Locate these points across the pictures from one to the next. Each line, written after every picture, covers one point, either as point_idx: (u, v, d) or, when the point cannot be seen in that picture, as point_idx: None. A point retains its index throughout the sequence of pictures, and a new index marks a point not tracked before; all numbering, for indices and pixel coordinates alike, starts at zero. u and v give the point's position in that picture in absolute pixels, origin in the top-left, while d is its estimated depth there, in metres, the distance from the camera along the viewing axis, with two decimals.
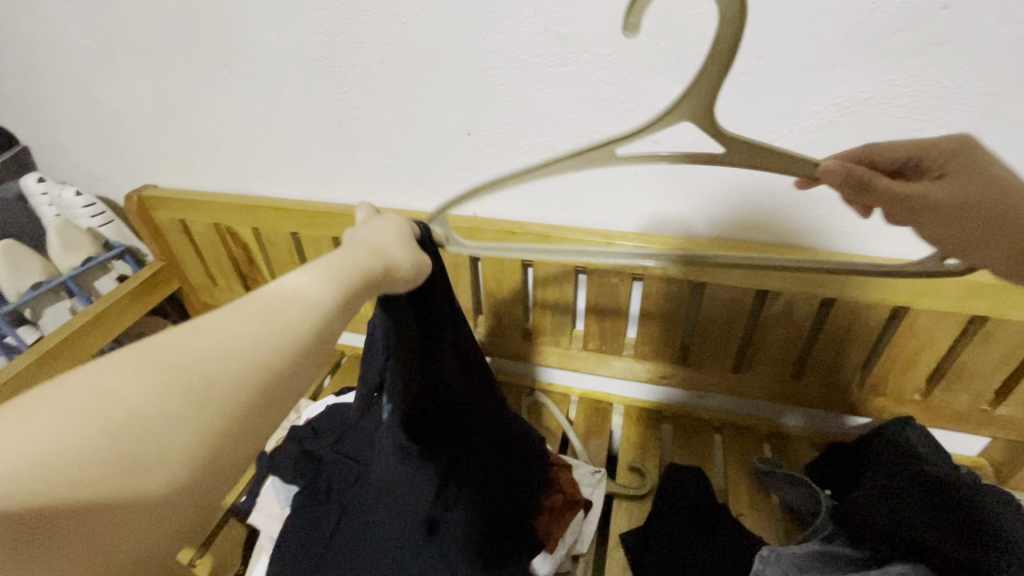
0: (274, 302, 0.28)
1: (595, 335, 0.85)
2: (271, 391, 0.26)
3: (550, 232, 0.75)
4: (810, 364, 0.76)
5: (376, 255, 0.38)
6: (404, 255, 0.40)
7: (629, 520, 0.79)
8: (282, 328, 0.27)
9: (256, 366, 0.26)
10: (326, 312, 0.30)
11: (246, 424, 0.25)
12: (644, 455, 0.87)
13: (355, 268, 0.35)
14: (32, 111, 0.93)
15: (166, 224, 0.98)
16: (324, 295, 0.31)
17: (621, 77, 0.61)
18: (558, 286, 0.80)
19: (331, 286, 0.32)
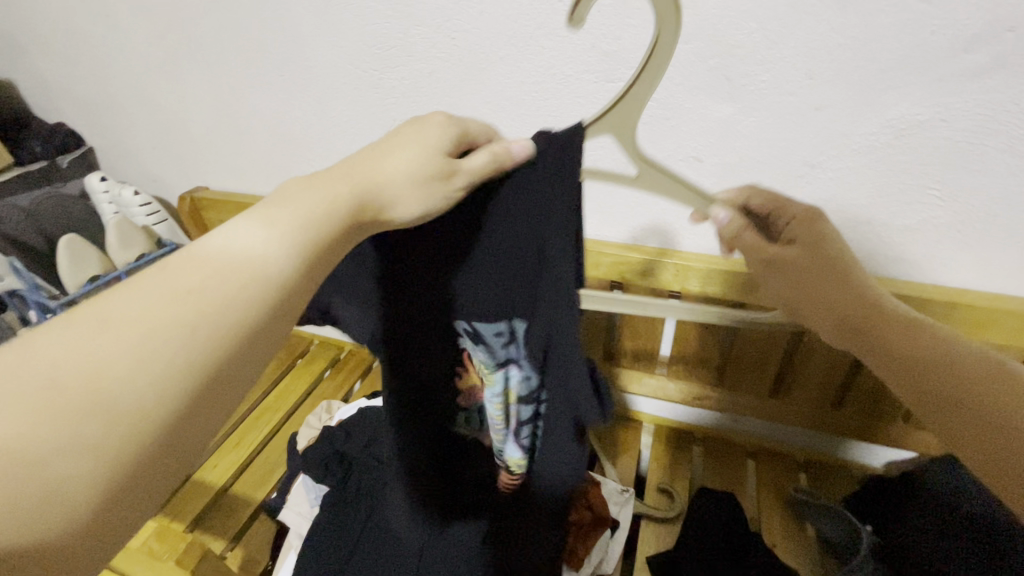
0: (206, 278, 0.29)
1: (628, 351, 0.84)
2: (204, 385, 0.27)
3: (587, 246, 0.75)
4: (853, 392, 0.73)
5: (361, 197, 0.35)
6: (401, 192, 0.36)
7: (656, 542, 0.78)
8: (210, 312, 0.28)
9: (180, 365, 0.27)
10: (272, 276, 0.30)
11: (172, 428, 0.26)
12: (674, 476, 0.85)
13: (327, 219, 0.33)
14: (100, 115, 0.99)
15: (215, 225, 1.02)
16: (276, 257, 0.31)
17: (666, 95, 0.61)
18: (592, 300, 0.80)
19: (286, 246, 0.31)
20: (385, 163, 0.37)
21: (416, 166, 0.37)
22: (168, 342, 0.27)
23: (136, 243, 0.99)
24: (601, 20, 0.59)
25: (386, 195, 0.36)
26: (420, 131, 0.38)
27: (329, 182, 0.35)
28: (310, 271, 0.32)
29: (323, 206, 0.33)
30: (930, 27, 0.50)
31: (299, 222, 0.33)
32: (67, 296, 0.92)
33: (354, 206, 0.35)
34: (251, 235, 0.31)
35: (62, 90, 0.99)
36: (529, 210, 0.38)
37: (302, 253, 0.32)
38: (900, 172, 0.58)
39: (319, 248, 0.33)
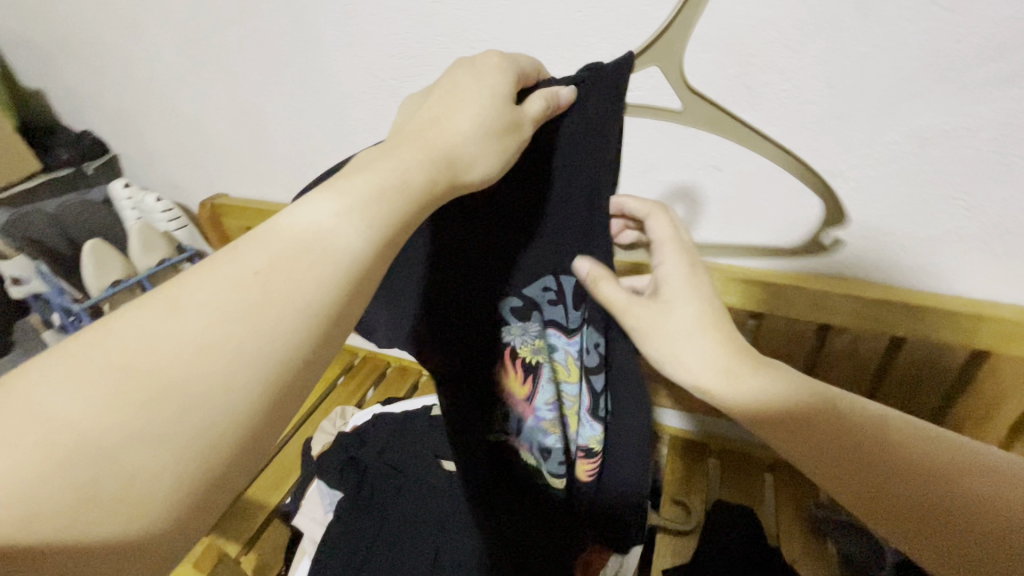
0: (273, 262, 0.28)
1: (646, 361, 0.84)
2: (270, 375, 0.27)
3: None
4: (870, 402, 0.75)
5: (439, 159, 0.34)
6: (477, 152, 0.35)
7: (672, 555, 0.77)
8: (275, 300, 0.27)
9: (245, 355, 0.26)
10: (340, 261, 0.29)
11: (249, 415, 0.26)
12: (690, 489, 0.84)
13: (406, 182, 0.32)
14: (126, 122, 1.02)
15: (234, 231, 1.04)
16: (345, 238, 0.30)
17: (685, 103, 0.61)
18: None
19: (357, 224, 0.30)
20: (453, 121, 0.36)
21: (486, 118, 0.35)
22: (239, 326, 0.27)
23: (157, 248, 1.01)
24: (621, 29, 0.59)
25: (465, 157, 0.35)
26: (483, 85, 0.37)
27: (408, 153, 0.33)
28: (384, 254, 0.31)
29: (401, 175, 0.32)
30: (956, 35, 0.49)
31: (370, 194, 0.31)
32: (91, 300, 0.93)
33: (431, 176, 0.33)
34: (325, 215, 0.30)
35: (90, 98, 1.02)
36: (578, 153, 0.37)
37: (374, 233, 0.31)
38: (924, 182, 0.57)
39: (390, 225, 0.31)
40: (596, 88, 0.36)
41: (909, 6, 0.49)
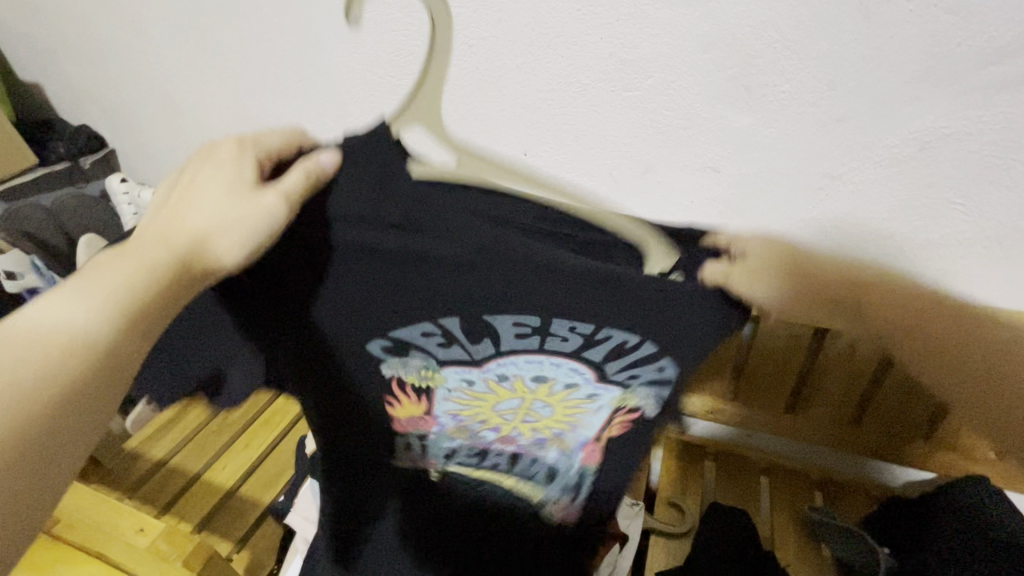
0: (47, 340, 0.30)
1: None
2: (40, 440, 0.28)
3: None
4: (872, 409, 0.73)
5: (191, 250, 0.36)
6: (225, 241, 0.37)
7: (667, 557, 0.77)
8: (1, 375, 0.28)
9: (7, 427, 0.27)
10: (86, 333, 0.31)
11: (22, 484, 0.28)
12: (685, 491, 0.83)
13: (146, 274, 0.34)
14: (122, 117, 1.01)
15: None
16: (87, 319, 0.31)
17: (685, 104, 0.61)
18: None
19: (105, 311, 0.32)
20: (190, 213, 0.38)
21: (227, 206, 0.38)
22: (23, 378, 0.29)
23: None
24: (621, 29, 0.58)
25: (214, 248, 0.37)
26: (224, 181, 0.39)
27: (130, 251, 0.35)
28: (137, 325, 0.33)
29: (132, 276, 0.34)
30: (958, 38, 0.49)
31: (111, 292, 0.33)
32: None
33: (164, 258, 0.35)
34: (50, 301, 0.31)
35: (87, 92, 1.01)
36: (358, 206, 0.39)
37: (123, 307, 0.33)
38: (924, 186, 0.57)
39: (140, 307, 0.33)
40: (364, 147, 0.39)
41: (912, 8, 0.48)
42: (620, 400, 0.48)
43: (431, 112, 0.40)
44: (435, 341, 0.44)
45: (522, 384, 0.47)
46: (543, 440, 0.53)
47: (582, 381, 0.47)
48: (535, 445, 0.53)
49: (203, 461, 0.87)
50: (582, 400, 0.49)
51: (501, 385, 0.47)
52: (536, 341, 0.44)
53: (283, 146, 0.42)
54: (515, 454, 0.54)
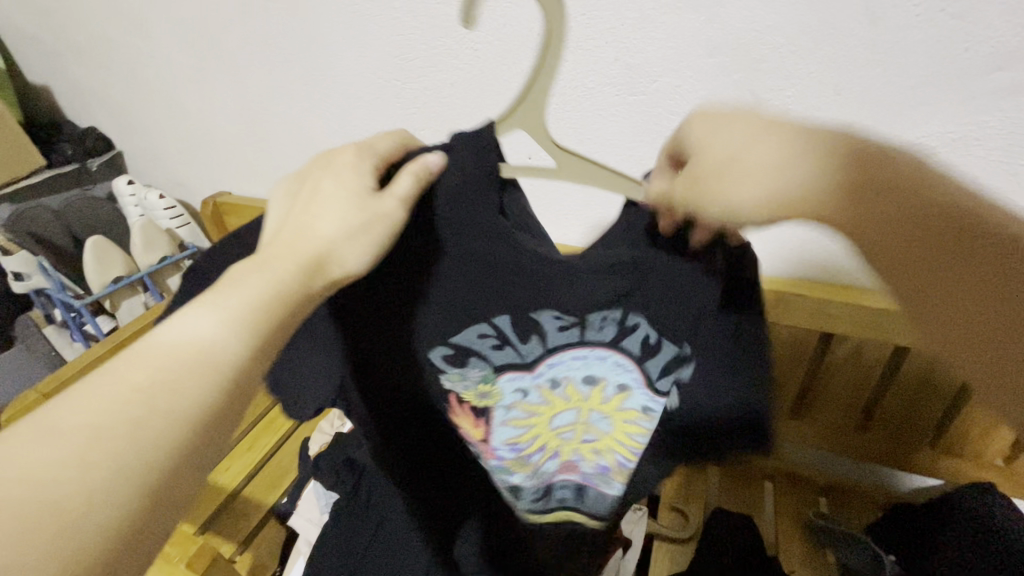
0: (169, 357, 0.29)
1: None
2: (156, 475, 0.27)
3: None
4: (877, 414, 0.72)
5: (309, 258, 0.35)
6: (348, 247, 0.36)
7: (670, 563, 0.76)
8: (148, 403, 0.28)
9: (133, 460, 0.26)
10: (216, 361, 0.30)
11: (139, 518, 0.27)
12: (689, 496, 0.83)
13: (279, 284, 0.33)
14: (129, 119, 1.02)
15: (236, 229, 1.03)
16: (226, 346, 0.30)
17: (690, 108, 0.61)
18: None
19: (241, 335, 0.31)
20: (318, 220, 0.37)
21: (355, 212, 0.37)
22: (167, 401, 0.28)
23: (160, 246, 1.01)
24: (626, 33, 0.59)
25: (335, 256, 0.36)
26: (341, 183, 0.38)
27: (272, 261, 0.34)
28: (262, 354, 0.32)
29: (265, 293, 0.33)
30: (964, 43, 0.48)
31: (246, 308, 0.32)
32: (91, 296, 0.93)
33: (292, 274, 0.34)
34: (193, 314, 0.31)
35: (94, 95, 1.02)
36: (462, 216, 0.40)
37: (255, 326, 0.32)
38: None
39: (270, 333, 0.32)
40: (470, 148, 0.39)
41: (918, 13, 0.48)
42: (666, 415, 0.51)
43: (535, 116, 0.41)
44: (490, 343, 0.47)
45: (574, 389, 0.51)
46: (606, 468, 0.56)
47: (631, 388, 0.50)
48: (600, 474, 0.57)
49: (207, 462, 0.87)
50: (635, 411, 0.51)
51: (557, 394, 0.51)
52: (577, 332, 0.47)
53: (395, 146, 0.42)
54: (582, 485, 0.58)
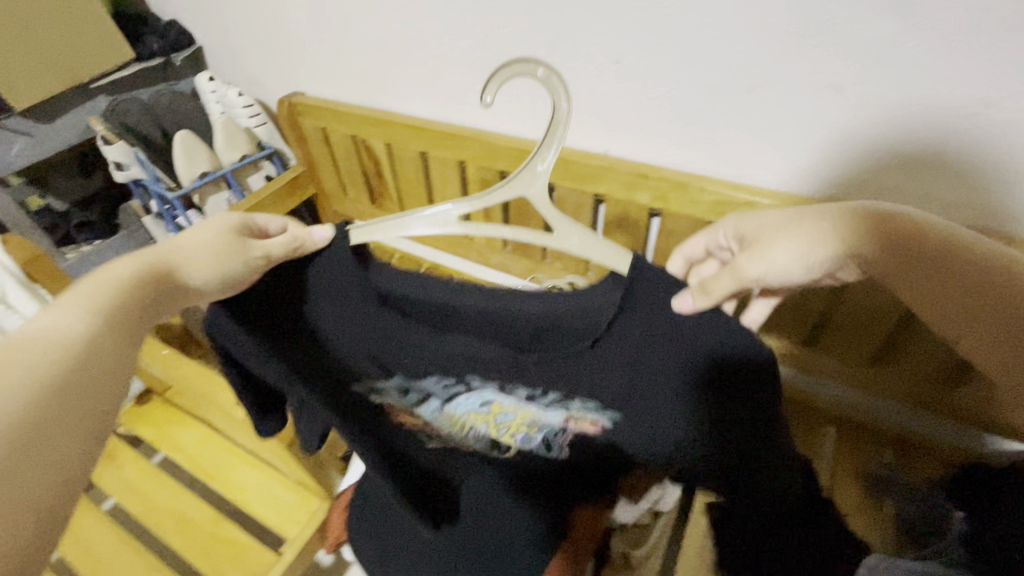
0: (27, 341, 0.34)
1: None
2: (65, 405, 0.33)
3: (721, 201, 0.68)
4: (975, 370, 0.65)
5: (157, 263, 0.44)
6: (198, 265, 0.44)
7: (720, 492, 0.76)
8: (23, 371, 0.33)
9: (25, 403, 0.32)
10: (88, 336, 0.36)
11: (52, 441, 0.32)
12: None
13: (131, 281, 0.42)
14: (207, 11, 1.01)
15: (310, 132, 1.04)
16: (81, 324, 0.37)
17: (815, 3, 0.51)
18: None
19: (90, 316, 0.38)
20: (180, 242, 0.45)
21: (215, 245, 0.45)
22: (19, 374, 0.32)
23: (240, 143, 1.04)
24: None
25: (183, 267, 0.44)
26: (216, 227, 0.47)
27: (118, 262, 0.43)
28: (117, 326, 0.39)
29: (117, 282, 0.41)
30: None
31: (100, 296, 0.39)
32: (182, 189, 0.99)
33: (137, 270, 0.42)
34: (49, 313, 0.37)
35: None
36: (333, 289, 0.48)
37: (102, 310, 0.39)
38: None
39: (126, 315, 0.40)
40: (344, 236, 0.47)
41: None
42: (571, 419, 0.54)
43: (531, 185, 0.43)
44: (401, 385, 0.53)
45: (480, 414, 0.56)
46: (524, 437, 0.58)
47: (534, 409, 0.54)
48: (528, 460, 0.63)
49: None
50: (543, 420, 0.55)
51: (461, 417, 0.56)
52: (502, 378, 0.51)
53: (270, 219, 0.50)
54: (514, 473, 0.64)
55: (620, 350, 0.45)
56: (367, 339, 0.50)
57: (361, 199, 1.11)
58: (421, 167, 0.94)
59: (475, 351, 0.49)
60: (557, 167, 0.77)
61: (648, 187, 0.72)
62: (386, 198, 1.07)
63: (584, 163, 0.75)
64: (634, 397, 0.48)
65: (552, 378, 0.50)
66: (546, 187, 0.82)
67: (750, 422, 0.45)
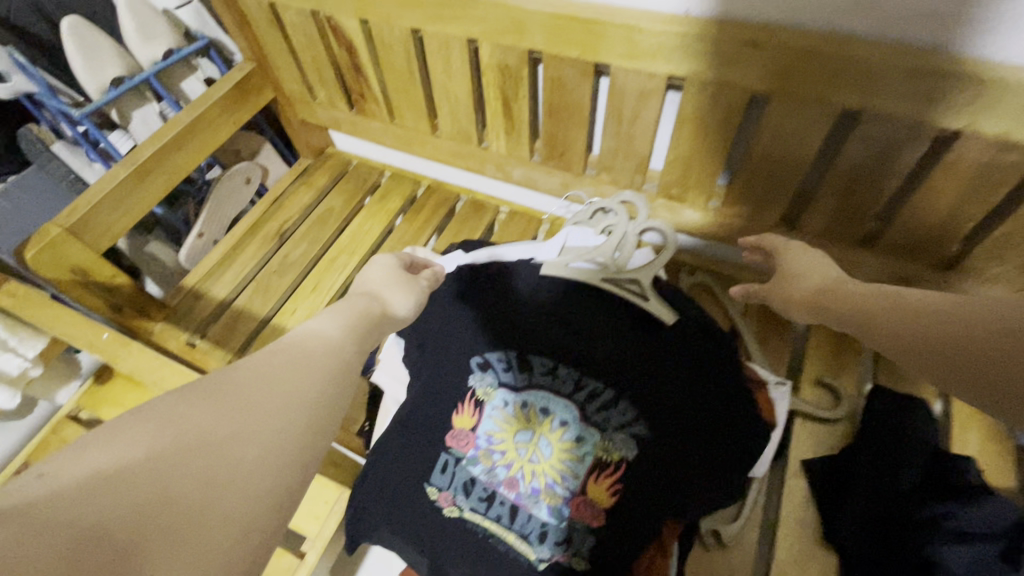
0: (298, 340, 0.36)
1: (743, 190, 0.64)
2: (262, 438, 0.28)
3: (863, 80, 0.47)
4: None
5: (373, 296, 0.45)
6: (403, 297, 0.47)
7: (817, 443, 0.63)
8: (237, 400, 0.29)
9: (203, 432, 0.27)
10: (340, 340, 0.37)
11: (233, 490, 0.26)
12: (841, 368, 0.67)
13: (360, 309, 0.42)
14: None
15: (252, 11, 0.76)
16: (336, 331, 0.38)
17: None
18: (991, 175, 0.49)
19: (342, 325, 0.39)
20: (371, 272, 0.48)
21: (396, 274, 0.48)
22: (208, 409, 0.28)
23: (161, 35, 0.78)
24: None
25: (387, 302, 0.45)
26: (391, 260, 0.50)
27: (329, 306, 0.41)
28: (362, 334, 0.40)
29: (342, 307, 0.41)
30: None
31: (346, 318, 0.40)
32: (91, 104, 0.74)
33: (357, 304, 0.42)
34: (316, 318, 0.39)
35: None
36: (484, 278, 0.64)
37: (347, 321, 0.40)
38: None
39: (359, 323, 0.40)
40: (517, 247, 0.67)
41: None
42: (603, 450, 0.55)
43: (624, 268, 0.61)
44: (500, 363, 0.59)
45: (549, 421, 0.57)
46: (537, 489, 0.56)
47: (578, 422, 0.56)
48: (538, 495, 0.56)
49: (270, 303, 0.83)
50: (595, 443, 0.55)
51: (530, 413, 0.58)
52: (558, 364, 0.58)
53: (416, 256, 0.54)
54: (518, 506, 0.56)
55: (642, 338, 0.57)
56: (477, 309, 0.62)
57: (336, 103, 0.87)
58: (413, 55, 0.70)
59: (537, 328, 0.60)
60: (616, 39, 0.55)
61: (753, 62, 0.50)
62: (367, 100, 0.83)
63: (655, 34, 0.53)
64: (652, 393, 0.55)
65: (598, 363, 0.57)
66: (595, 70, 0.60)
67: (726, 448, 0.54)
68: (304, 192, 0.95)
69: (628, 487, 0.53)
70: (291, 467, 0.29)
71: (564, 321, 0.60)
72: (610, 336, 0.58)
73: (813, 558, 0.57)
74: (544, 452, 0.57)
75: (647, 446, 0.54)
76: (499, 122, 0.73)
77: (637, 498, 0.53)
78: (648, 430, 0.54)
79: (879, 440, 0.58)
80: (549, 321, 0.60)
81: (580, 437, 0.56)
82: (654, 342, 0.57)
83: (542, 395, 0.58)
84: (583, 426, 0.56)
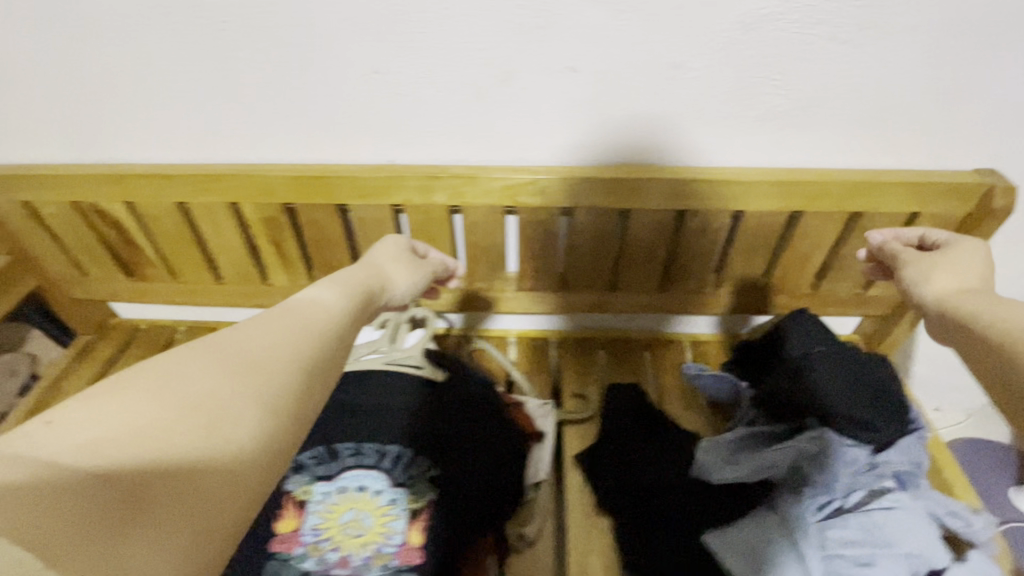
0: (304, 310, 0.42)
1: (477, 272, 0.85)
2: (265, 418, 0.32)
3: (510, 189, 0.73)
4: (725, 272, 0.82)
5: (375, 276, 0.55)
6: (398, 281, 0.58)
7: (582, 442, 0.82)
8: (248, 371, 0.33)
9: (213, 403, 0.30)
10: (336, 316, 0.43)
11: (231, 469, 0.29)
12: (586, 380, 0.90)
13: (361, 287, 0.50)
14: None
15: (7, 210, 0.81)
16: (338, 307, 0.44)
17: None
18: (603, 230, 0.77)
19: (342, 301, 0.46)
20: (375, 258, 0.59)
21: (392, 262, 0.59)
22: (213, 380, 0.32)
23: None
24: None
25: (390, 286, 0.56)
26: (389, 243, 0.63)
27: (335, 283, 0.49)
28: (356, 314, 0.46)
29: (352, 286, 0.49)
30: None
31: (345, 297, 0.47)
32: None
33: (363, 285, 0.51)
34: (321, 291, 0.46)
35: None
36: None
37: (347, 297, 0.47)
38: (750, 67, 0.63)
39: (359, 305, 0.48)
40: None
41: None
42: (412, 501, 0.65)
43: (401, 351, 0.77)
44: (314, 458, 0.68)
45: (365, 494, 0.66)
46: (368, 557, 0.62)
47: (389, 485, 0.66)
48: (366, 562, 0.62)
49: None
50: (405, 497, 0.65)
51: (349, 493, 0.66)
52: (363, 443, 0.68)
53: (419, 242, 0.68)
54: None
55: (426, 400, 0.72)
56: None
57: (114, 275, 0.91)
58: (185, 224, 0.81)
59: (340, 420, 0.70)
60: (347, 186, 0.74)
61: (441, 187, 0.73)
62: (146, 267, 0.89)
63: (372, 179, 0.73)
64: (440, 439, 0.69)
65: (394, 430, 0.69)
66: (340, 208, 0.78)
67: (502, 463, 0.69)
68: (88, 370, 0.94)
69: (437, 520, 0.64)
70: (274, 432, 0.32)
71: (362, 406, 0.71)
72: (401, 407, 0.71)
73: (594, 527, 0.73)
74: (366, 523, 0.64)
75: (446, 482, 0.66)
76: (276, 261, 0.86)
77: (446, 527, 0.64)
78: (443, 469, 0.67)
79: (614, 423, 0.79)
80: (349, 410, 0.71)
81: (393, 498, 0.65)
82: (434, 400, 0.72)
83: (355, 474, 0.67)
84: (394, 487, 0.66)
